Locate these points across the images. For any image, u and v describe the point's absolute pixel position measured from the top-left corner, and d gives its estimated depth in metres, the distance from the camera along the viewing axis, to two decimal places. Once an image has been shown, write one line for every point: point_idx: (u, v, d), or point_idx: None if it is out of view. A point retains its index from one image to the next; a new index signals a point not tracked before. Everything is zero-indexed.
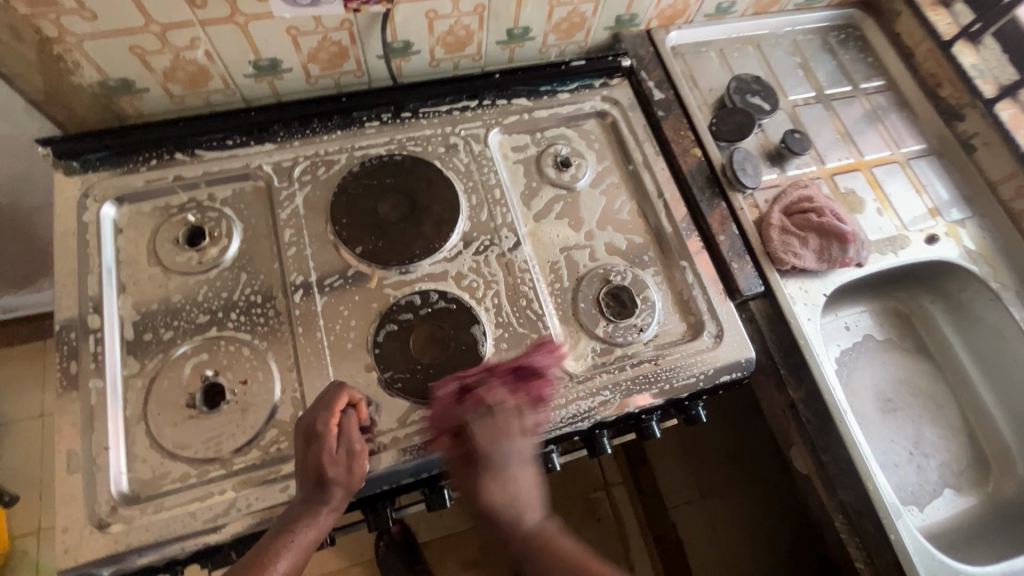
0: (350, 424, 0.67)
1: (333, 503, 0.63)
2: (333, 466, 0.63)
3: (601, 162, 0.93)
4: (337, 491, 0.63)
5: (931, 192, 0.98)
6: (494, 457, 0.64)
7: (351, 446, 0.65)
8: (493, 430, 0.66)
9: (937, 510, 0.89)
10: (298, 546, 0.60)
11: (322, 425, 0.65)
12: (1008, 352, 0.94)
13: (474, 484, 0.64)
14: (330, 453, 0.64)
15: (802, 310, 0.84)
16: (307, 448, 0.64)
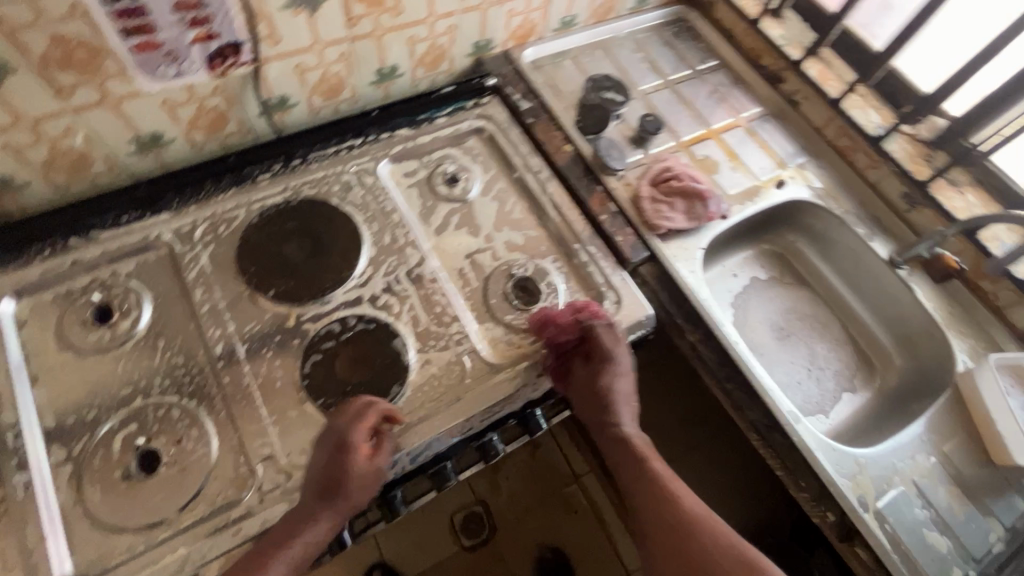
0: (388, 446, 0.73)
1: (336, 519, 0.68)
2: (353, 485, 0.68)
3: (486, 172, 1.02)
4: (345, 509, 0.69)
5: (774, 144, 1.13)
6: (612, 359, 0.82)
7: (372, 472, 0.70)
8: (611, 344, 0.83)
9: (839, 412, 1.02)
10: (294, 552, 0.66)
11: (353, 445, 0.69)
12: (864, 264, 1.08)
13: (592, 400, 0.83)
14: (353, 474, 0.68)
15: (684, 265, 0.95)
16: (330, 465, 0.68)
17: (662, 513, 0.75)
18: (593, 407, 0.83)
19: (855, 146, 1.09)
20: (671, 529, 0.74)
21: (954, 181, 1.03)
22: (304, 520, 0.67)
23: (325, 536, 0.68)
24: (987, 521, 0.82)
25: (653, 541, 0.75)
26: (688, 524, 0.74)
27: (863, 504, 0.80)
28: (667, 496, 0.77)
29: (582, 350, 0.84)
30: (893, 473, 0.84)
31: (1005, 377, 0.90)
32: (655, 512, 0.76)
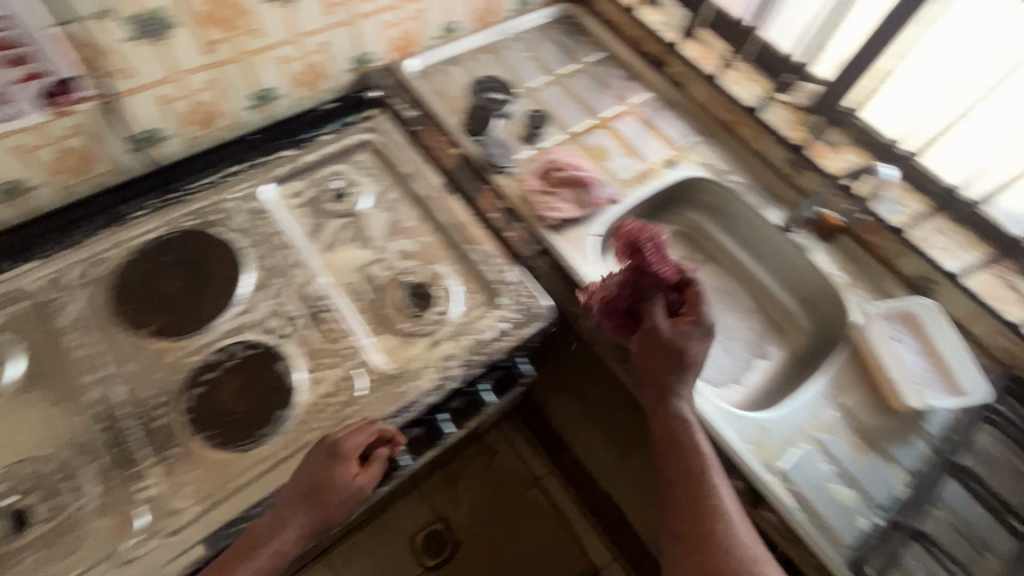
0: (380, 466, 0.71)
1: (308, 531, 0.68)
2: (334, 497, 0.68)
3: (376, 184, 1.02)
4: (321, 522, 0.68)
5: (665, 125, 1.15)
6: (704, 324, 0.78)
7: (356, 489, 0.69)
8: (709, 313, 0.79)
9: (752, 381, 1.02)
10: (262, 559, 0.65)
11: (344, 456, 0.69)
12: (763, 234, 1.09)
13: (665, 359, 0.78)
14: (335, 485, 0.68)
15: (575, 253, 0.96)
16: (316, 475, 0.68)
17: (698, 518, 0.72)
18: (663, 368, 0.78)
19: (739, 120, 1.12)
20: (703, 539, 0.71)
21: (832, 143, 1.06)
22: (271, 530, 0.67)
23: (295, 547, 0.67)
24: (891, 469, 0.83)
25: (679, 536, 0.73)
26: (720, 543, 0.70)
27: (767, 467, 0.81)
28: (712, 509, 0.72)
29: (670, 295, 0.83)
30: (796, 432, 0.84)
31: (890, 320, 0.93)
32: (688, 514, 0.73)
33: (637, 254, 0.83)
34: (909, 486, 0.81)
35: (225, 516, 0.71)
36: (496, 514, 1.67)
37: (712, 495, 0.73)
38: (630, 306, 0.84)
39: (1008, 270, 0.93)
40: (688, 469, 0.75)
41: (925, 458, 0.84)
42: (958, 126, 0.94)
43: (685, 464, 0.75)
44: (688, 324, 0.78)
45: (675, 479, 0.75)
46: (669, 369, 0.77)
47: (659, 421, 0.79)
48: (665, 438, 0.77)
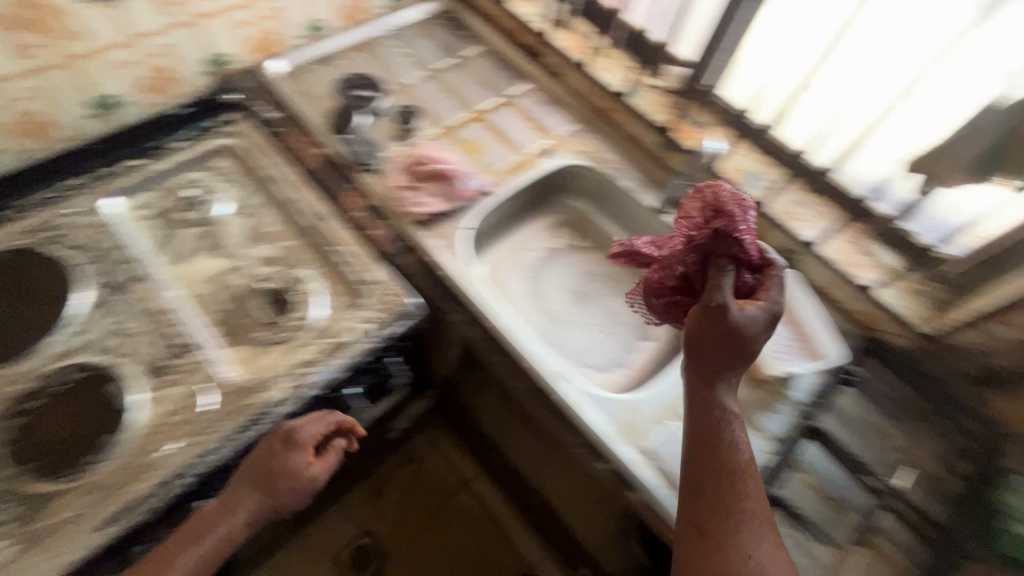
0: (335, 456, 0.76)
1: (257, 517, 0.71)
2: (287, 482, 0.72)
3: (237, 189, 0.97)
4: (270, 508, 0.72)
5: (543, 114, 1.14)
6: (773, 315, 0.70)
7: (309, 476, 0.73)
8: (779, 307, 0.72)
9: (639, 363, 1.02)
10: (206, 547, 0.68)
11: (301, 445, 0.73)
12: (643, 218, 1.09)
13: (722, 343, 0.68)
14: (291, 471, 0.72)
15: (442, 245, 0.94)
16: (270, 463, 0.72)
17: (715, 532, 0.61)
18: (721, 352, 0.69)
19: (611, 106, 1.13)
20: (719, 556, 0.60)
21: (699, 122, 1.08)
22: (218, 516, 0.70)
23: (243, 532, 0.71)
24: (757, 437, 0.84)
25: (694, 543, 0.62)
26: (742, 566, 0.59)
27: (633, 447, 0.80)
28: (740, 525, 0.61)
29: (741, 276, 0.75)
30: (663, 410, 0.85)
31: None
32: (710, 523, 0.62)
33: (721, 216, 0.75)
34: (773, 453, 0.83)
35: (48, 551, 0.66)
36: (425, 524, 1.64)
37: (741, 512, 0.62)
38: (684, 281, 0.79)
39: (864, 235, 0.96)
40: (719, 473, 0.64)
41: (789, 423, 0.85)
42: (798, 99, 0.94)
43: (715, 468, 0.64)
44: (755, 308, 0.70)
45: (700, 477, 0.65)
46: (730, 355, 0.68)
47: (697, 410, 0.68)
48: (700, 431, 0.67)
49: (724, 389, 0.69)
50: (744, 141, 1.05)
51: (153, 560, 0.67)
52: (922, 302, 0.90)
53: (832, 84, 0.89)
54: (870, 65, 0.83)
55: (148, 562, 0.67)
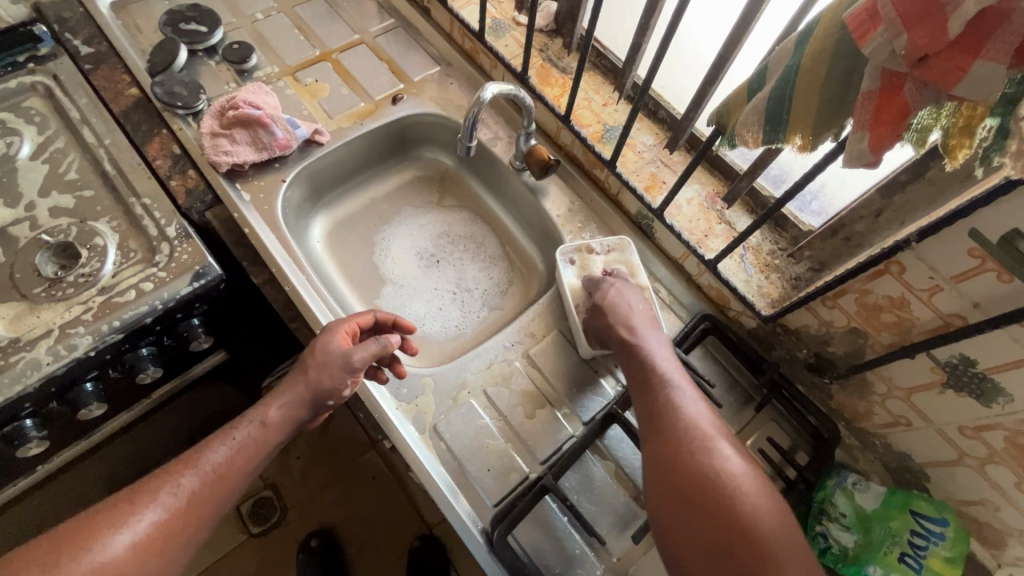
0: (377, 344, 0.71)
1: (295, 406, 0.67)
2: (324, 365, 0.69)
3: (42, 132, 0.89)
4: (314, 391, 0.68)
5: (400, 57, 1.04)
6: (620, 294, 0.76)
7: (346, 359, 0.69)
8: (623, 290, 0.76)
9: (479, 332, 0.96)
10: (238, 438, 0.64)
11: (339, 332, 0.72)
12: (497, 171, 1.00)
13: (610, 319, 0.73)
14: (331, 354, 0.69)
15: (255, 202, 0.87)
16: (307, 352, 0.70)
17: (663, 425, 0.61)
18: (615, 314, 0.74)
19: (475, 47, 1.01)
20: (672, 446, 0.59)
21: (565, 68, 0.96)
22: (254, 414, 0.66)
23: (280, 424, 0.67)
24: (566, 420, 0.78)
25: (648, 451, 0.61)
26: (691, 445, 0.58)
27: (419, 425, 0.75)
28: (681, 421, 0.61)
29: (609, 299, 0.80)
30: (464, 388, 0.78)
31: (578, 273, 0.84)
32: (654, 426, 0.62)
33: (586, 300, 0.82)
34: (576, 438, 0.76)
35: None
36: (326, 474, 1.58)
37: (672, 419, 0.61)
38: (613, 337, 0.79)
39: (723, 203, 0.85)
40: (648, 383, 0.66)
41: (604, 407, 0.78)
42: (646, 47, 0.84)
43: (646, 380, 0.66)
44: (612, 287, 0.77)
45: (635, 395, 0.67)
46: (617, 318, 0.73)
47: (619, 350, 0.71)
48: (626, 358, 0.70)
49: (636, 325, 0.72)
50: (611, 90, 0.93)
51: (162, 470, 0.60)
52: (774, 281, 0.80)
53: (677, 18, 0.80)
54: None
55: (170, 465, 0.61)
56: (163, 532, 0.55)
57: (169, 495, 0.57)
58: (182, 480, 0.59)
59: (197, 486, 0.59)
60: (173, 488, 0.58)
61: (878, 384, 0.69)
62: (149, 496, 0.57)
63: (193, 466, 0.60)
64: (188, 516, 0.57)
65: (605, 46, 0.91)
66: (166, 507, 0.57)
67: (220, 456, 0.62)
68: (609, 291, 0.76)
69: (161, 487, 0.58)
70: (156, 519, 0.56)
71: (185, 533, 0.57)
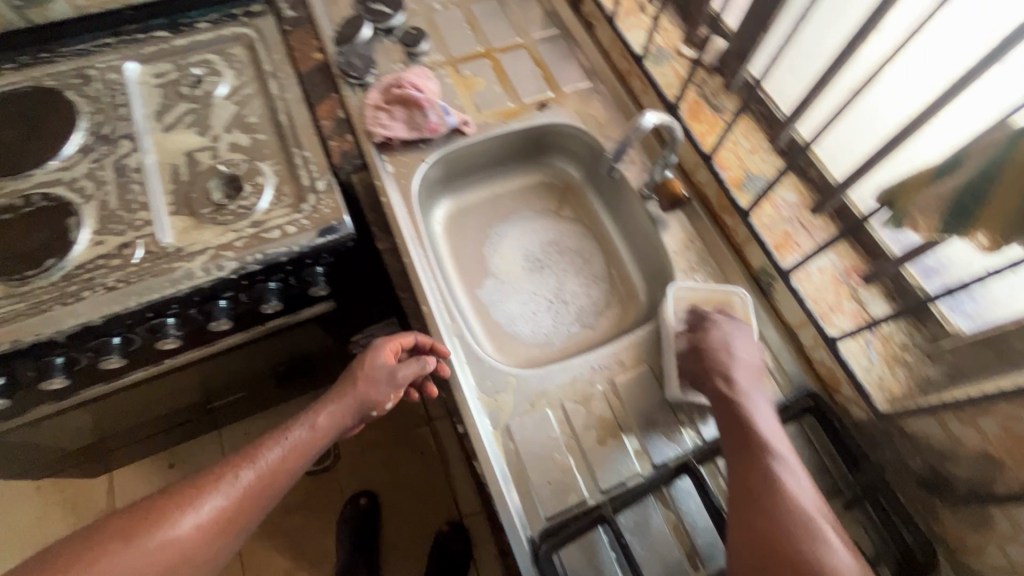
0: (419, 365, 0.76)
1: (343, 413, 0.74)
2: (372, 381, 0.76)
3: (237, 77, 1.02)
4: (360, 402, 0.75)
5: (555, 66, 1.07)
6: (725, 342, 0.76)
7: (391, 374, 0.76)
8: (725, 337, 0.77)
9: (566, 345, 0.97)
10: (291, 440, 0.71)
11: (386, 349, 0.78)
12: (622, 193, 1.00)
13: (709, 365, 0.74)
14: (376, 370, 0.76)
15: (394, 174, 0.94)
16: (358, 366, 0.77)
17: (762, 496, 0.59)
18: (714, 363, 0.74)
19: (631, 70, 1.02)
20: (774, 521, 0.57)
21: (719, 107, 0.94)
22: (305, 417, 0.73)
23: (328, 428, 0.73)
24: (635, 457, 0.76)
25: (744, 523, 0.59)
26: (794, 526, 0.56)
27: (493, 419, 0.77)
28: (777, 487, 0.60)
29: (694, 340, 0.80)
30: (543, 396, 0.79)
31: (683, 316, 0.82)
32: (753, 501, 0.60)
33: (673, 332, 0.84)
34: (643, 479, 0.74)
35: None
36: (381, 435, 1.66)
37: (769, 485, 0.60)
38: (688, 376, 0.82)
39: (860, 279, 0.79)
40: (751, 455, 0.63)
41: (678, 456, 0.76)
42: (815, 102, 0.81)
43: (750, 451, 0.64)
44: (715, 331, 0.77)
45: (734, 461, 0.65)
46: (717, 367, 0.73)
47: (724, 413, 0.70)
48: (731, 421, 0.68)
49: (750, 396, 0.70)
50: (762, 138, 0.90)
51: (225, 461, 0.67)
52: (900, 376, 0.73)
53: (862, 73, 0.74)
54: (900, 56, 0.69)
55: (233, 457, 0.68)
56: (221, 518, 0.63)
57: (229, 485, 0.65)
58: (242, 473, 0.66)
59: (254, 479, 0.66)
60: (232, 479, 0.66)
61: (1003, 521, 0.61)
62: (212, 485, 0.64)
63: (252, 462, 0.67)
64: (244, 505, 0.65)
65: (767, 94, 0.89)
66: (226, 496, 0.64)
67: (275, 455, 0.69)
68: (709, 334, 0.77)
69: (223, 478, 0.65)
70: (217, 505, 0.63)
71: (242, 519, 0.65)
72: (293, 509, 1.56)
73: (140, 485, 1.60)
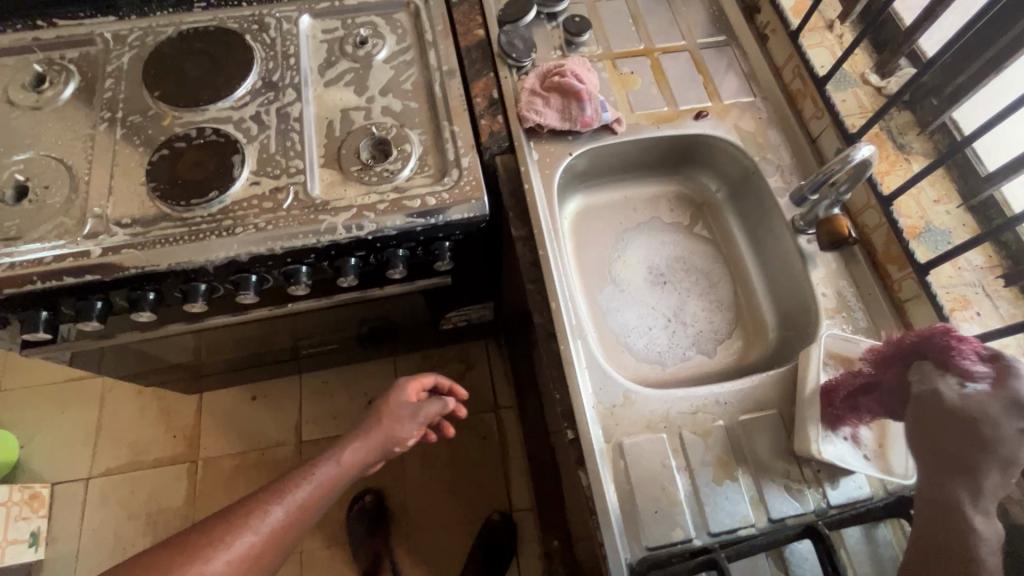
0: (441, 404, 0.93)
1: (370, 449, 0.81)
2: (397, 418, 0.86)
3: (398, 42, 1.03)
4: (387, 438, 0.84)
5: (718, 74, 1.00)
6: (1002, 425, 0.55)
7: (416, 411, 0.89)
8: (1007, 421, 0.55)
9: (679, 368, 0.92)
10: (321, 477, 0.75)
11: (409, 391, 0.91)
12: (768, 222, 0.94)
13: (953, 442, 0.57)
14: (402, 406, 0.88)
15: (539, 163, 0.92)
16: (384, 406, 0.87)
17: None
18: (965, 443, 0.56)
19: (806, 91, 0.94)
20: None
21: (905, 146, 0.86)
22: (330, 455, 0.78)
23: (354, 465, 0.79)
24: (750, 506, 0.71)
25: None
26: None
27: (606, 433, 0.74)
28: None
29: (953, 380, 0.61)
30: (663, 420, 0.75)
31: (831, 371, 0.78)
32: None
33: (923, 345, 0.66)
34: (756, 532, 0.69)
35: (140, 251, 0.83)
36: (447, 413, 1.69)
37: None
38: (880, 386, 0.70)
39: None
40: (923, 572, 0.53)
41: (798, 516, 0.70)
42: None
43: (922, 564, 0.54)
44: (992, 404, 0.56)
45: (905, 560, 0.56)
46: (966, 449, 0.56)
47: (923, 496, 0.57)
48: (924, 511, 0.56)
49: (975, 502, 0.54)
50: (951, 189, 0.82)
51: (255, 499, 0.70)
52: None
53: None
54: None
55: (260, 495, 0.71)
56: (251, 555, 0.65)
57: (261, 523, 0.67)
58: (273, 510, 0.69)
59: (284, 518, 0.69)
60: (263, 515, 0.68)
61: None
62: (244, 522, 0.67)
63: (281, 499, 0.70)
64: (274, 542, 0.68)
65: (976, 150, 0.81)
66: (258, 533, 0.67)
67: (304, 493, 0.72)
68: (983, 404, 0.56)
69: (255, 515, 0.68)
70: (250, 541, 0.66)
71: (271, 555, 0.67)
72: None
73: (225, 409, 1.71)
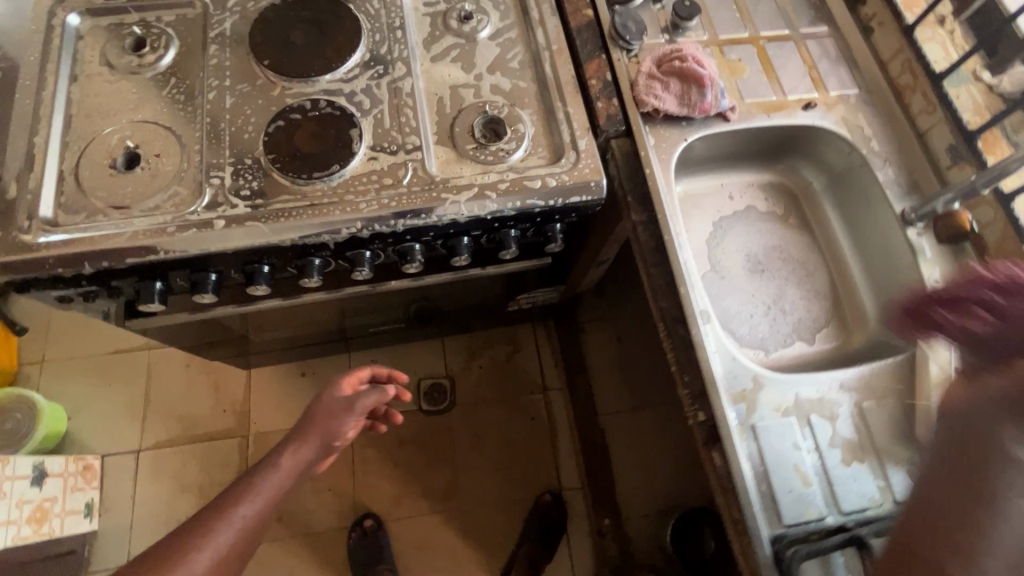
0: (378, 393, 0.88)
1: (308, 452, 0.81)
2: (334, 416, 0.84)
3: (502, 19, 1.02)
4: (325, 435, 0.83)
5: (826, 65, 1.00)
6: None
7: (351, 403, 0.86)
8: None
9: (783, 354, 0.95)
10: (266, 490, 0.75)
11: (344, 385, 0.88)
12: (872, 214, 0.96)
13: None
14: (337, 401, 0.86)
15: (656, 149, 0.92)
16: (317, 406, 0.85)
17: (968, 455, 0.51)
18: None
19: (915, 86, 0.96)
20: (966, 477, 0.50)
21: (1018, 144, 0.88)
22: (269, 465, 0.78)
23: (295, 468, 0.79)
24: (877, 488, 0.74)
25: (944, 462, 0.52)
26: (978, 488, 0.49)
27: (740, 415, 0.76)
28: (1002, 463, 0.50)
29: None
30: (792, 404, 0.77)
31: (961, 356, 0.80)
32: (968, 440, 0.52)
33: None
34: (882, 513, 0.72)
35: (260, 223, 0.82)
36: (496, 394, 1.70)
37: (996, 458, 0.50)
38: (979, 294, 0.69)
39: None
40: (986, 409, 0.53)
41: None
42: None
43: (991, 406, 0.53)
44: None
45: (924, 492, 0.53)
46: None
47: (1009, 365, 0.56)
48: (944, 444, 0.54)
49: None
50: None
51: (200, 525, 0.69)
52: None
53: None
54: None
55: (201, 520, 0.70)
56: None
57: (210, 547, 0.67)
58: (219, 529, 0.69)
59: (234, 538, 0.69)
60: (212, 535, 0.68)
61: None
62: (191, 547, 0.66)
63: (226, 519, 0.70)
64: (229, 559, 0.68)
65: None
66: (212, 557, 0.66)
67: (252, 509, 0.72)
68: None
69: (199, 537, 0.67)
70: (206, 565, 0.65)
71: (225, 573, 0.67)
72: (405, 443, 1.65)
73: (275, 385, 1.70)
